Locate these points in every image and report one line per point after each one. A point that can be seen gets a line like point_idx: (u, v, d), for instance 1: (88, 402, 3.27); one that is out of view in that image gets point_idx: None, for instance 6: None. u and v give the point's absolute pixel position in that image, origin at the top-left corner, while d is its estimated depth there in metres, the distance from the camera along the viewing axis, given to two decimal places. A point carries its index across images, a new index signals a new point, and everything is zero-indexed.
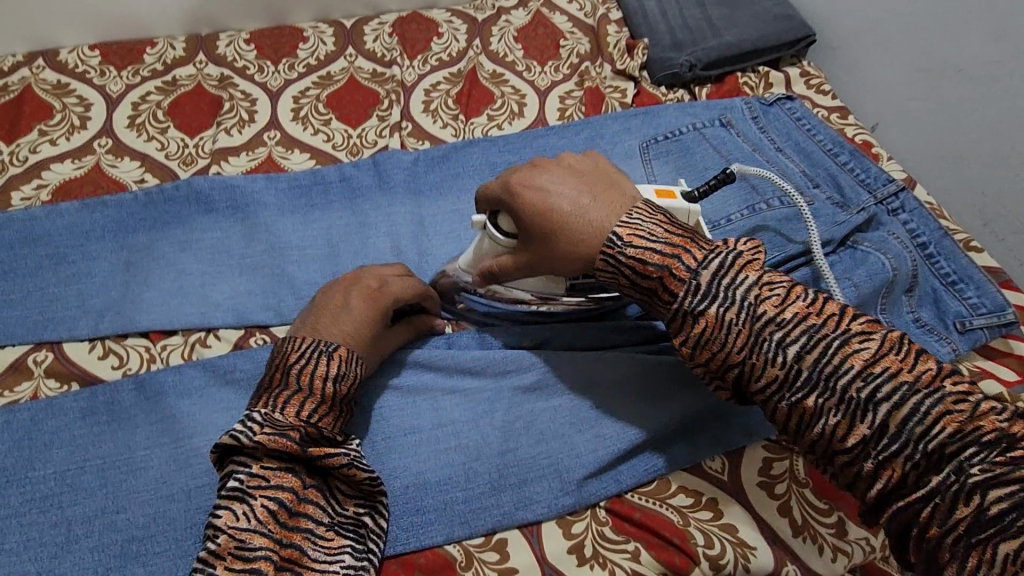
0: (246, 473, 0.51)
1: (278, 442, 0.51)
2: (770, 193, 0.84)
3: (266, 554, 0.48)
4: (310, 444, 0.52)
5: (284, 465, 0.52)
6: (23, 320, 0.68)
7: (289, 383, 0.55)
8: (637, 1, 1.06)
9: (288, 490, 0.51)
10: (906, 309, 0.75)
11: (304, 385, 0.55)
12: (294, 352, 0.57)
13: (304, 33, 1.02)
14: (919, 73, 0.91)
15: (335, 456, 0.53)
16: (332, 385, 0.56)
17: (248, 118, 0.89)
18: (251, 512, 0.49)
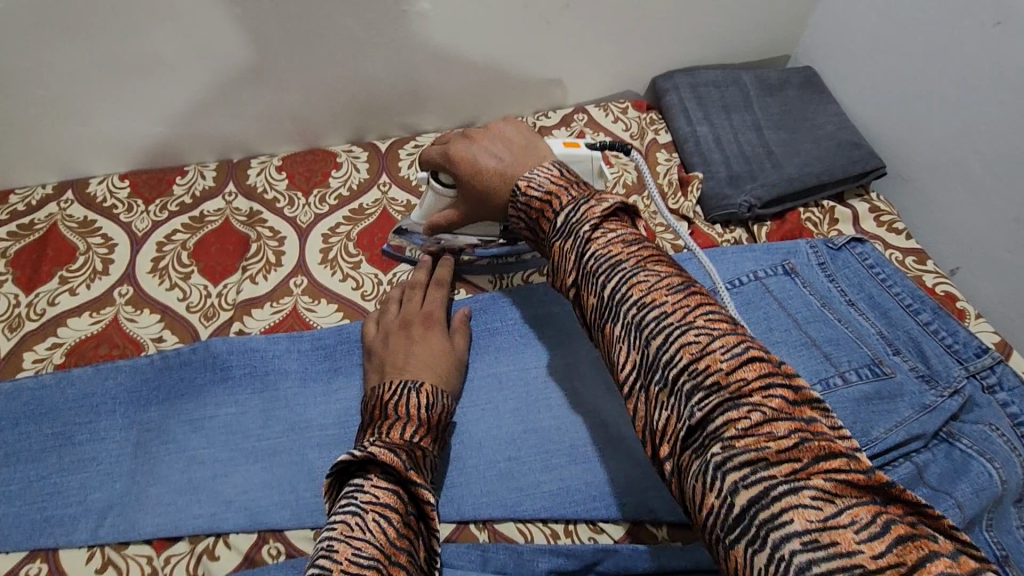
0: (329, 551, 0.45)
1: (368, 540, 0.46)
2: (847, 363, 0.76)
3: None
4: (394, 535, 0.48)
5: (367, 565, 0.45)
6: (19, 520, 0.62)
7: (375, 450, 0.53)
8: (688, 126, 0.99)
9: None
10: (1014, 519, 0.65)
11: (388, 456, 0.53)
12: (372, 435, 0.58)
13: (338, 158, 0.98)
14: (1009, 222, 0.82)
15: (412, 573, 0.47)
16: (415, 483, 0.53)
17: (276, 261, 0.84)
18: None
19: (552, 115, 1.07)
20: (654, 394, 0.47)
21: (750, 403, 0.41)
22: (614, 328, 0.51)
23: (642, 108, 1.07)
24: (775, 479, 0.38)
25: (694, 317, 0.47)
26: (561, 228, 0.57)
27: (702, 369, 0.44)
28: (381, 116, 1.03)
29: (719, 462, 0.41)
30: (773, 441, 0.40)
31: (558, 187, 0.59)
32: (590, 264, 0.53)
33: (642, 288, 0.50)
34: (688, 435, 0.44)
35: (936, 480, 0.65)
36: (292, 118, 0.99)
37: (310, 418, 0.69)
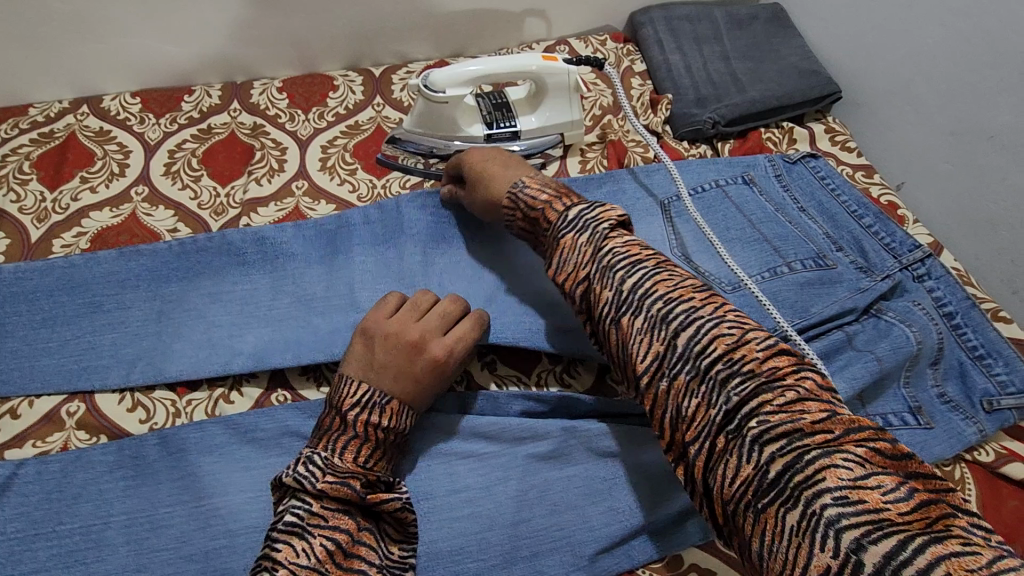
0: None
1: (341, 488, 0.53)
2: (794, 255, 0.84)
3: None
4: (338, 558, 0.50)
5: (340, 507, 0.53)
6: (58, 369, 0.70)
7: (327, 477, 0.53)
8: (661, 55, 1.07)
9: (344, 531, 0.51)
10: (930, 383, 0.74)
11: (341, 489, 0.53)
12: (350, 396, 0.60)
13: (334, 82, 1.05)
14: (946, 135, 0.90)
15: (388, 502, 0.55)
16: (384, 433, 0.59)
17: (278, 167, 0.92)
18: (310, 549, 0.49)
19: (536, 46, 1.13)
20: (685, 382, 0.49)
21: (783, 385, 0.45)
22: (634, 320, 0.53)
23: (619, 40, 1.14)
24: (813, 447, 0.41)
25: (723, 312, 0.51)
26: (573, 221, 0.62)
27: (737, 358, 0.47)
28: (376, 43, 1.09)
29: (760, 436, 0.43)
30: (808, 413, 0.43)
31: (561, 193, 0.66)
32: (612, 258, 0.57)
33: (666, 284, 0.54)
34: (723, 422, 0.46)
35: (861, 344, 0.74)
36: (290, 42, 1.05)
37: (312, 294, 0.77)
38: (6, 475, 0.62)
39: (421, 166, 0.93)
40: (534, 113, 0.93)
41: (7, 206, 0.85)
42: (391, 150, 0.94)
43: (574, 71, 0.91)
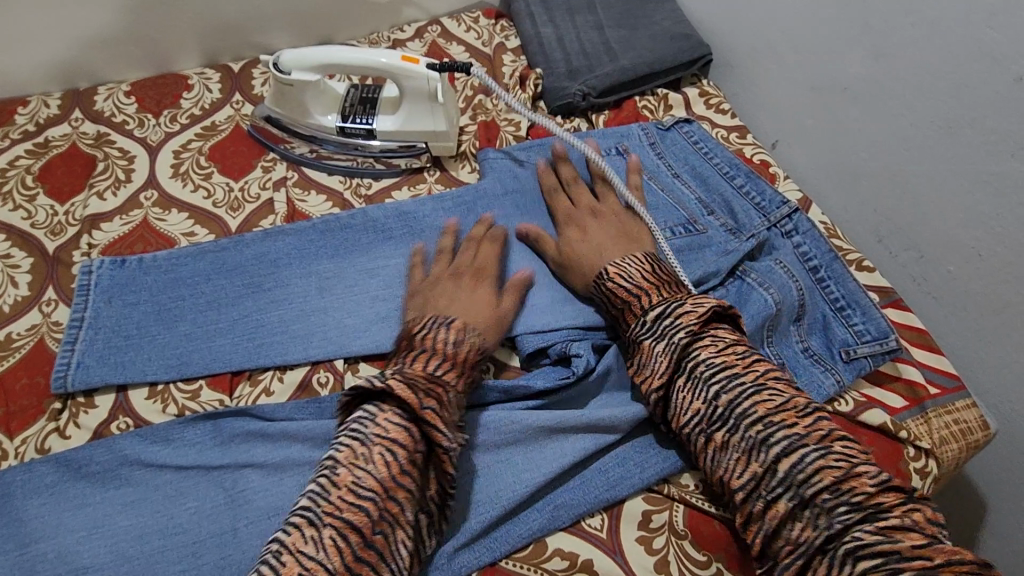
0: (333, 475, 0.52)
1: (406, 394, 0.55)
2: (663, 223, 0.83)
3: (374, 497, 0.51)
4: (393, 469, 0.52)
5: (403, 422, 0.55)
6: None
7: (389, 384, 0.55)
8: (533, 29, 1.04)
9: (401, 443, 0.53)
10: (794, 339, 0.74)
11: (403, 392, 0.55)
12: (418, 324, 0.66)
13: (190, 81, 0.99)
14: (808, 90, 0.91)
15: (439, 432, 0.55)
16: (452, 349, 0.62)
17: (125, 178, 0.86)
18: (370, 456, 0.52)
19: (407, 28, 1.09)
20: (783, 505, 0.53)
21: (888, 516, 0.50)
22: (727, 438, 0.57)
23: (493, 16, 1.10)
24: (910, 570, 0.46)
25: (830, 442, 0.54)
26: (653, 328, 0.64)
27: (843, 487, 0.51)
28: (233, 36, 1.02)
29: (857, 552, 0.49)
30: (911, 539, 0.48)
31: (649, 285, 0.68)
32: (703, 370, 0.59)
33: (765, 405, 0.56)
34: (822, 544, 0.51)
35: None
36: (135, 42, 0.98)
37: (168, 307, 0.73)
38: None
39: (283, 147, 0.90)
40: (399, 120, 0.86)
41: None
42: (260, 124, 0.92)
43: (436, 79, 0.82)
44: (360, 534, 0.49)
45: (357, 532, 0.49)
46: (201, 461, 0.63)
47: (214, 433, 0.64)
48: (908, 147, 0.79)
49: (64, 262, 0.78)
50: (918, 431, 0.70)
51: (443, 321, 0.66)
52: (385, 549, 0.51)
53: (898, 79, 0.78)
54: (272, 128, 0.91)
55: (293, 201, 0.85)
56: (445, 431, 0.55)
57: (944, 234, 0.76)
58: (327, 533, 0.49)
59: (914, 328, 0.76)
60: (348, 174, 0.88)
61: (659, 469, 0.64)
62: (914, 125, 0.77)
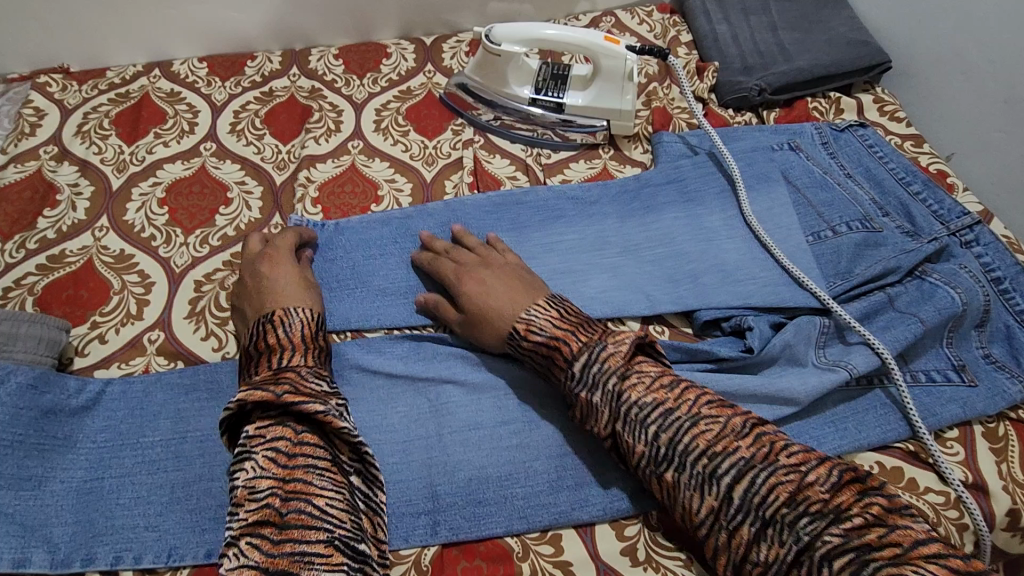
0: (234, 495, 0.54)
1: (258, 394, 0.57)
2: (838, 219, 0.85)
3: (271, 490, 0.53)
4: (281, 460, 0.55)
5: (274, 419, 0.57)
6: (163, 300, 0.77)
7: (241, 395, 0.57)
8: (708, 26, 1.08)
9: (282, 437, 0.56)
10: (975, 344, 0.74)
11: (256, 397, 0.57)
12: (250, 331, 0.67)
13: (388, 50, 1.10)
14: (999, 102, 0.89)
15: (310, 405, 0.57)
16: (290, 335, 0.65)
17: (335, 128, 0.97)
18: (255, 461, 0.54)
19: (582, 17, 1.15)
20: (747, 530, 0.53)
21: (878, 526, 0.50)
22: (679, 476, 0.57)
23: (665, 12, 1.15)
24: (880, 562, 0.48)
25: (775, 458, 0.55)
26: (582, 378, 0.62)
27: (799, 499, 0.52)
28: (428, 13, 1.12)
29: (829, 555, 0.49)
30: (872, 530, 0.50)
31: (563, 331, 0.64)
32: (637, 412, 0.59)
33: (706, 437, 0.57)
34: (796, 559, 0.51)
35: (904, 305, 0.75)
36: (347, 11, 1.09)
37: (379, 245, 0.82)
38: (97, 392, 0.68)
39: (471, 113, 0.98)
40: (586, 95, 0.93)
41: (90, 158, 0.92)
42: (452, 90, 1.01)
43: (633, 60, 0.88)
44: (278, 509, 0.52)
45: (274, 509, 0.52)
46: (409, 373, 0.70)
47: (418, 350, 0.72)
48: None
49: (287, 194, 0.89)
50: None
51: (264, 319, 0.66)
52: (323, 515, 0.53)
53: None
54: (464, 93, 0.99)
55: (479, 161, 0.93)
56: (316, 400, 0.58)
57: None
58: (243, 542, 0.50)
59: None
60: (528, 143, 0.95)
61: (836, 445, 0.67)
62: None
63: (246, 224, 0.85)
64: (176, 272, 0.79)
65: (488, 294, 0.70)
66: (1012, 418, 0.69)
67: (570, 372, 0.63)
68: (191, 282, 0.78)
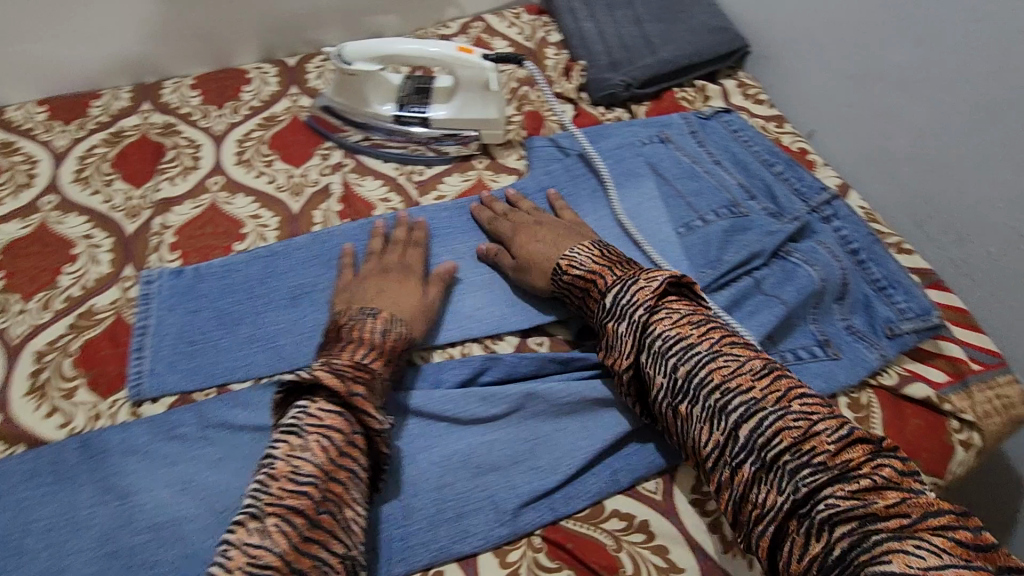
0: (270, 470, 0.52)
1: (333, 381, 0.57)
2: (707, 207, 0.86)
3: (312, 481, 0.52)
4: (335, 452, 0.54)
5: (336, 409, 0.56)
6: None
7: (320, 374, 0.57)
8: (574, 24, 1.08)
9: (338, 431, 0.55)
10: (838, 317, 0.76)
11: (333, 381, 0.57)
12: (345, 316, 0.68)
13: (248, 75, 1.04)
14: (847, 79, 0.93)
15: (376, 417, 0.58)
16: (384, 339, 0.65)
17: (193, 165, 0.91)
18: (307, 445, 0.53)
19: (452, 24, 1.13)
20: (749, 471, 0.53)
21: (859, 475, 0.49)
22: (692, 409, 0.58)
23: (533, 13, 1.15)
24: (883, 532, 0.46)
25: (790, 404, 0.54)
26: (612, 309, 0.66)
27: (806, 449, 0.51)
28: (288, 32, 1.07)
29: (830, 517, 0.48)
30: (881, 498, 0.48)
31: (599, 267, 0.70)
32: (660, 344, 0.60)
33: (723, 373, 0.57)
34: (790, 508, 0.50)
35: (770, 288, 0.77)
36: (198, 37, 1.02)
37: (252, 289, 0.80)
38: None
39: (340, 135, 0.95)
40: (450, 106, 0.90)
41: None
42: (319, 114, 0.97)
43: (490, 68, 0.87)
44: (314, 501, 0.51)
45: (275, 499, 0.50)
46: None
47: None
48: (948, 133, 0.81)
49: (140, 243, 0.83)
50: (961, 405, 0.71)
51: (371, 313, 0.67)
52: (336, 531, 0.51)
53: (935, 68, 0.82)
54: (333, 116, 0.96)
55: (350, 186, 0.90)
56: (379, 414, 0.58)
57: (980, 209, 0.79)
58: (271, 521, 0.49)
59: (954, 308, 0.79)
60: (401, 161, 0.92)
61: None
62: (950, 108, 0.81)
63: (94, 282, 0.79)
64: (14, 344, 0.73)
65: (539, 243, 0.77)
66: (874, 385, 0.72)
67: (603, 302, 0.68)
68: (31, 354, 0.72)
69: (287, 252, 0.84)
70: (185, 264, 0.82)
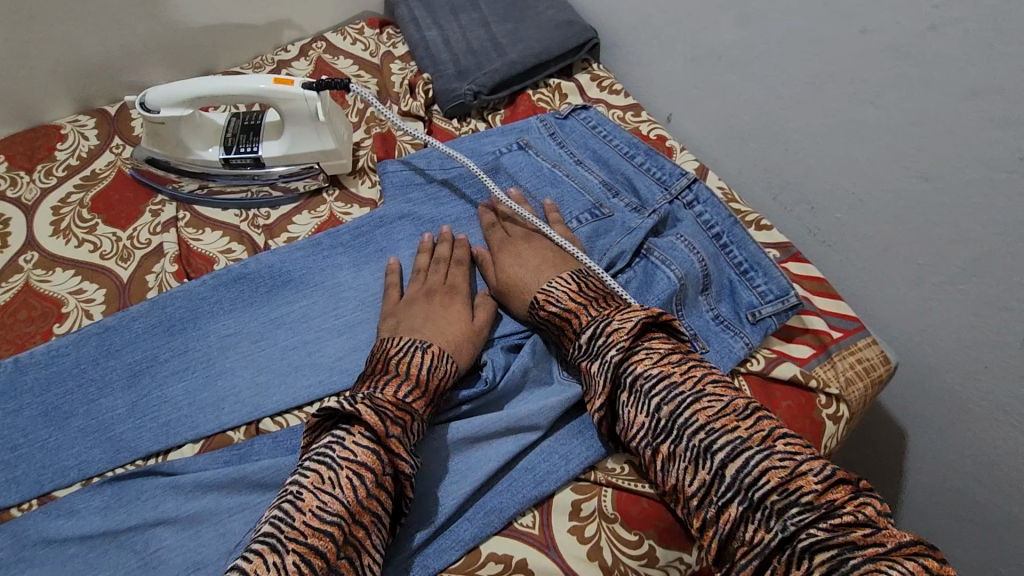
0: (297, 501, 0.51)
1: (375, 419, 0.56)
2: (570, 214, 0.84)
3: (339, 521, 0.51)
4: (362, 494, 0.53)
5: (370, 446, 0.55)
6: None
7: (362, 409, 0.56)
8: (418, 34, 1.03)
9: (370, 471, 0.54)
10: (705, 308, 0.76)
11: (374, 419, 0.56)
12: (394, 344, 0.65)
13: (62, 130, 0.94)
14: (689, 62, 0.93)
15: (404, 460, 0.56)
16: (428, 375, 0.63)
17: (1, 243, 0.81)
18: (338, 481, 0.53)
19: (291, 48, 1.06)
20: (735, 509, 0.53)
21: (843, 511, 0.51)
22: (676, 449, 0.57)
23: (377, 26, 1.09)
24: (860, 559, 0.48)
25: (773, 442, 0.54)
26: (587, 349, 0.65)
27: (791, 488, 0.52)
28: (103, 77, 0.97)
29: (809, 546, 0.49)
30: (857, 529, 0.50)
31: (576, 305, 0.68)
32: (643, 383, 0.60)
33: (707, 412, 0.56)
34: (776, 546, 0.51)
35: (634, 292, 0.75)
36: None
37: (79, 375, 0.70)
38: None
39: (172, 187, 0.87)
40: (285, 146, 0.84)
41: None
42: (141, 165, 0.87)
43: (313, 97, 0.80)
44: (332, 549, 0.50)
45: (301, 536, 0.49)
46: (107, 527, 0.59)
47: (121, 494, 0.62)
48: (784, 107, 0.82)
49: None
50: (826, 377, 0.72)
51: (421, 345, 0.65)
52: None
53: (762, 43, 0.82)
54: (153, 165, 0.86)
55: (185, 241, 0.82)
56: (407, 457, 0.56)
57: (824, 177, 0.81)
58: (290, 558, 0.48)
59: (812, 278, 0.80)
60: (242, 206, 0.86)
61: (585, 455, 0.65)
62: (782, 81, 0.81)
63: None
64: None
65: (522, 266, 0.75)
66: (744, 373, 0.71)
67: (576, 343, 0.66)
68: None
69: (117, 325, 0.73)
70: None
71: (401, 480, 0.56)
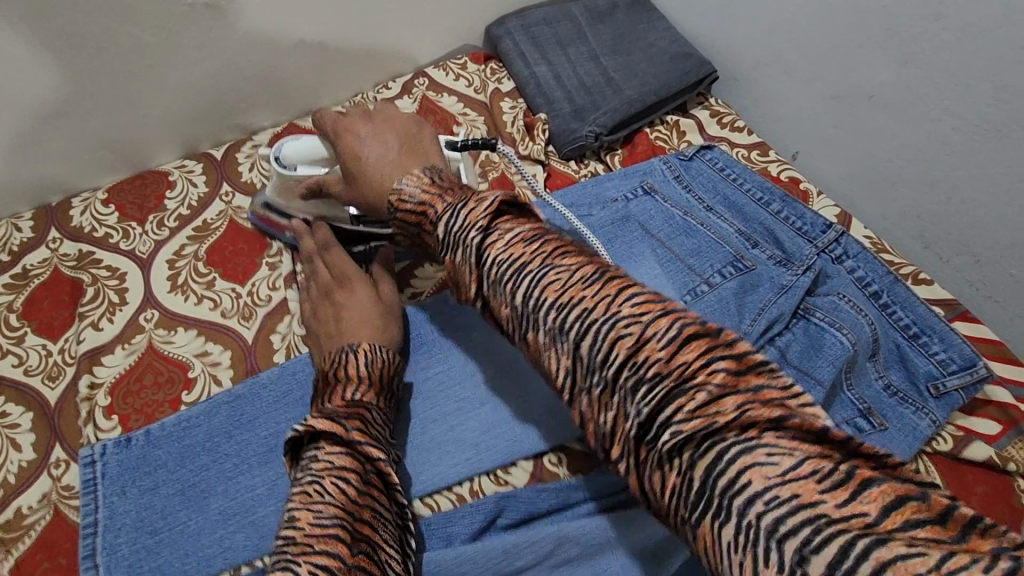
0: (289, 521, 0.46)
1: (330, 422, 0.54)
2: (710, 268, 0.78)
3: (339, 521, 0.46)
4: (354, 493, 0.49)
5: (345, 449, 0.52)
6: None
7: (314, 422, 0.53)
8: (526, 69, 0.99)
9: (353, 470, 0.50)
10: (874, 376, 0.70)
11: (330, 425, 0.53)
12: (328, 360, 0.64)
13: (170, 177, 0.91)
14: (827, 100, 0.87)
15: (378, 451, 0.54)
16: (368, 371, 0.62)
17: (119, 300, 0.78)
18: (323, 489, 0.48)
19: (393, 85, 1.03)
20: (593, 398, 0.39)
21: (694, 385, 0.35)
22: (536, 336, 0.41)
23: (480, 60, 1.05)
24: (729, 445, 0.33)
25: (617, 307, 0.38)
26: (445, 240, 0.47)
27: (640, 360, 0.36)
28: (209, 121, 0.94)
29: (675, 445, 0.34)
30: (722, 404, 0.34)
31: (432, 193, 0.50)
32: (496, 272, 0.43)
33: (555, 288, 0.40)
34: (639, 434, 0.36)
35: (798, 358, 0.69)
36: (105, 144, 0.88)
37: (214, 449, 0.66)
38: None
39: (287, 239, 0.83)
40: None
41: None
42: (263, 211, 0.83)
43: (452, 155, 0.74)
44: (349, 549, 0.44)
45: (311, 550, 0.43)
46: None
47: None
48: (950, 153, 0.75)
49: (69, 412, 0.70)
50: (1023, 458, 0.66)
51: (349, 348, 0.63)
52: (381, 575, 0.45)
53: (929, 84, 0.75)
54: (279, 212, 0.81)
55: None
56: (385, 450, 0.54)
57: (996, 229, 0.74)
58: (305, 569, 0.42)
59: (988, 341, 0.73)
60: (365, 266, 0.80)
61: None
62: (950, 125, 0.74)
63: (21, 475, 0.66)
64: None
65: (384, 148, 0.60)
66: (928, 452, 0.66)
67: (435, 237, 0.48)
68: None
69: (247, 393, 0.70)
70: (125, 430, 0.69)
71: (384, 474, 0.53)
